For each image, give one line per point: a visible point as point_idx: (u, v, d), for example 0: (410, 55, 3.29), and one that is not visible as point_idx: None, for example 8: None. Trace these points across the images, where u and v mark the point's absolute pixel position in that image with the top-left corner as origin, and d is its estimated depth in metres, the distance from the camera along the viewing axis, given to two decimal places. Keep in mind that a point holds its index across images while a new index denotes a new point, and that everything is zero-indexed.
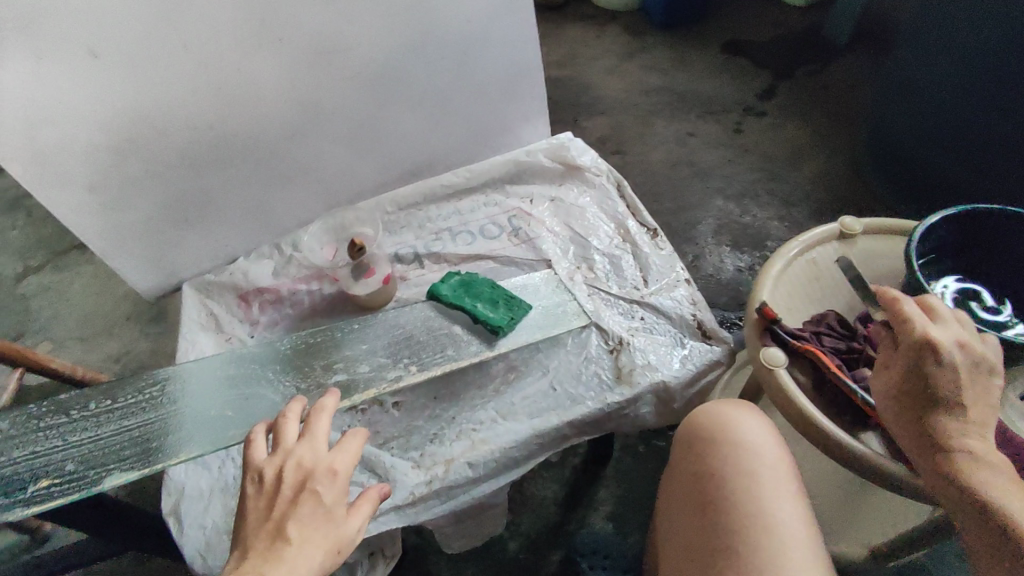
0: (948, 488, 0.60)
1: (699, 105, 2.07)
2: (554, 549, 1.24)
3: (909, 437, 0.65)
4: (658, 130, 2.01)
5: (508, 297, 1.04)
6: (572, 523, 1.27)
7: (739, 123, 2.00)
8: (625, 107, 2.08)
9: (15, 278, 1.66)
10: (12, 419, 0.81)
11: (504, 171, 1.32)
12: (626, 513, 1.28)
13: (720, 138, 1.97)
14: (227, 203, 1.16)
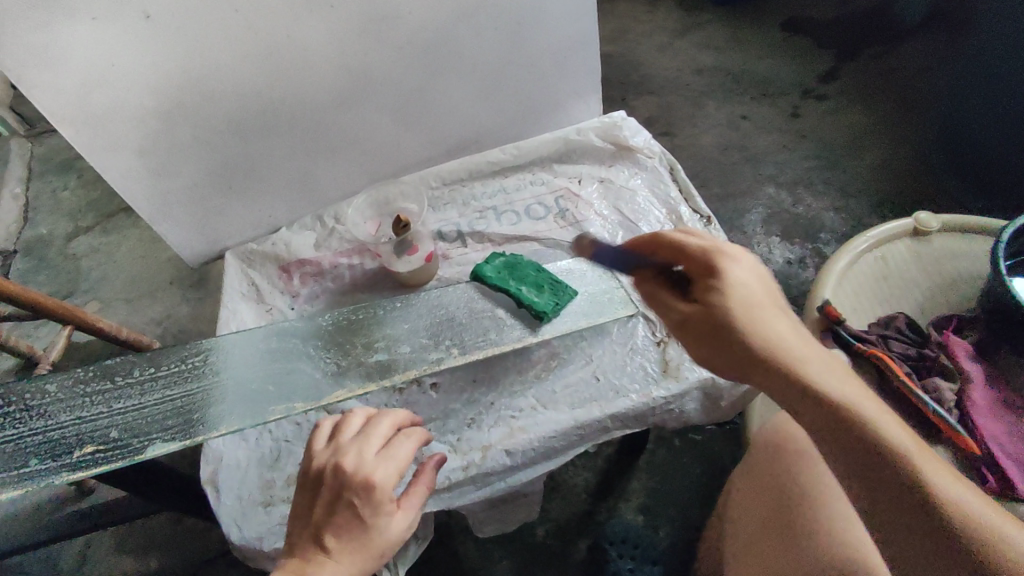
0: (876, 473, 0.54)
1: (755, 87, 1.97)
2: (583, 537, 1.22)
3: (794, 406, 0.60)
4: (709, 112, 1.92)
5: (553, 282, 1.01)
6: (603, 512, 1.25)
7: (797, 107, 1.90)
8: (676, 88, 2.00)
9: (67, 238, 1.69)
10: (61, 382, 0.81)
11: (552, 150, 1.27)
12: (657, 506, 1.25)
13: (776, 123, 1.87)
14: (272, 172, 1.15)
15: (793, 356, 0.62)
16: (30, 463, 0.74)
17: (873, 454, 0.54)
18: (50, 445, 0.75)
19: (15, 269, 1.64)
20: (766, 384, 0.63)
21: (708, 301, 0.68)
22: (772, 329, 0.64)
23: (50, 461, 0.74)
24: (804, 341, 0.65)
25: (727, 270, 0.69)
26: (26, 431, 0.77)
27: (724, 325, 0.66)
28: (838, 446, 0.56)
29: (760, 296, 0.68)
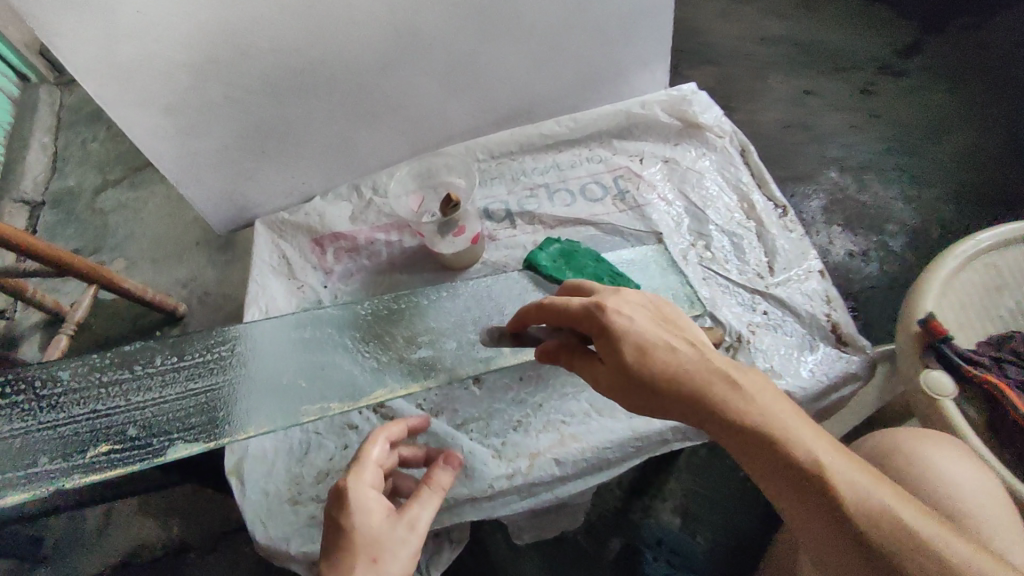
0: (832, 526, 0.56)
1: (825, 59, 1.75)
2: (618, 537, 1.09)
3: (768, 473, 0.60)
4: (772, 86, 1.72)
5: (615, 274, 0.90)
6: (639, 512, 1.11)
7: (870, 84, 1.70)
8: (736, 58, 1.78)
9: (94, 191, 1.63)
10: (75, 370, 0.75)
11: (612, 124, 1.15)
12: (700, 510, 1.11)
13: (846, 101, 1.68)
14: (308, 138, 1.05)
15: (762, 419, 0.60)
16: (41, 461, 0.68)
17: (829, 508, 0.56)
18: (63, 441, 0.69)
19: (42, 221, 1.58)
20: (745, 456, 0.61)
21: (610, 361, 0.65)
22: (725, 391, 0.61)
23: (63, 460, 0.68)
24: (772, 394, 0.62)
25: (608, 324, 0.65)
26: (37, 424, 0.71)
27: (653, 386, 0.63)
28: (806, 508, 0.58)
29: (679, 346, 0.64)
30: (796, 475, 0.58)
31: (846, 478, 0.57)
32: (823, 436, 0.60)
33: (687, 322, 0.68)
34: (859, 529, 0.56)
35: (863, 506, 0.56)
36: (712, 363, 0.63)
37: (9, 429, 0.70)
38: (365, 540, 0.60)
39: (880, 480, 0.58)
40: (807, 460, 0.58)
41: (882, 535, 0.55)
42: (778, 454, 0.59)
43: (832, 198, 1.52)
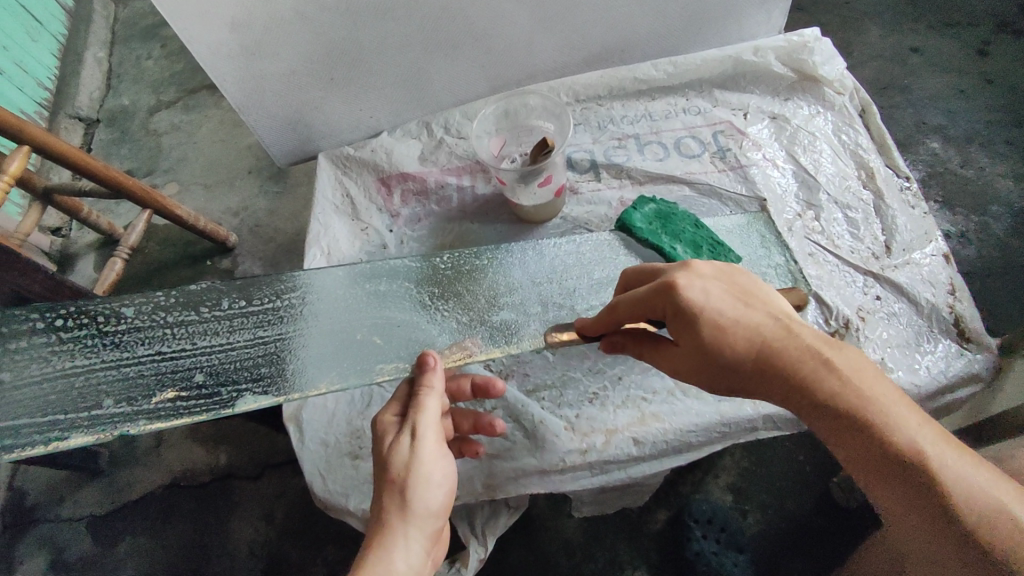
0: (931, 519, 0.47)
1: (933, 11, 1.42)
2: (662, 508, 1.00)
3: (867, 470, 0.50)
4: (870, 39, 1.40)
5: (715, 242, 0.81)
6: (686, 485, 1.02)
7: (988, 42, 1.35)
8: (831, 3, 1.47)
9: (149, 111, 1.57)
10: (139, 308, 0.70)
11: (716, 73, 1.02)
12: (750, 488, 1.01)
13: (954, 60, 1.34)
14: (381, 68, 0.95)
15: (861, 402, 0.50)
16: (104, 404, 0.64)
17: (931, 501, 0.47)
18: (126, 382, 0.66)
19: (97, 138, 1.54)
20: (840, 449, 0.52)
21: (686, 341, 0.57)
22: (818, 371, 0.52)
23: (127, 404, 0.64)
24: (873, 375, 0.52)
25: (683, 295, 0.56)
26: (99, 363, 0.67)
27: (739, 365, 0.55)
28: (908, 505, 0.48)
29: (765, 321, 0.55)
30: (894, 465, 0.48)
31: (955, 470, 0.47)
32: (930, 424, 0.50)
33: (772, 294, 0.59)
34: (968, 528, 0.45)
35: (974, 501, 0.46)
36: (803, 340, 0.54)
37: (70, 366, 0.66)
38: (379, 471, 0.58)
39: (996, 473, 0.48)
40: (910, 450, 0.48)
41: (998, 537, 0.44)
42: (874, 440, 0.49)
43: (928, 172, 1.21)
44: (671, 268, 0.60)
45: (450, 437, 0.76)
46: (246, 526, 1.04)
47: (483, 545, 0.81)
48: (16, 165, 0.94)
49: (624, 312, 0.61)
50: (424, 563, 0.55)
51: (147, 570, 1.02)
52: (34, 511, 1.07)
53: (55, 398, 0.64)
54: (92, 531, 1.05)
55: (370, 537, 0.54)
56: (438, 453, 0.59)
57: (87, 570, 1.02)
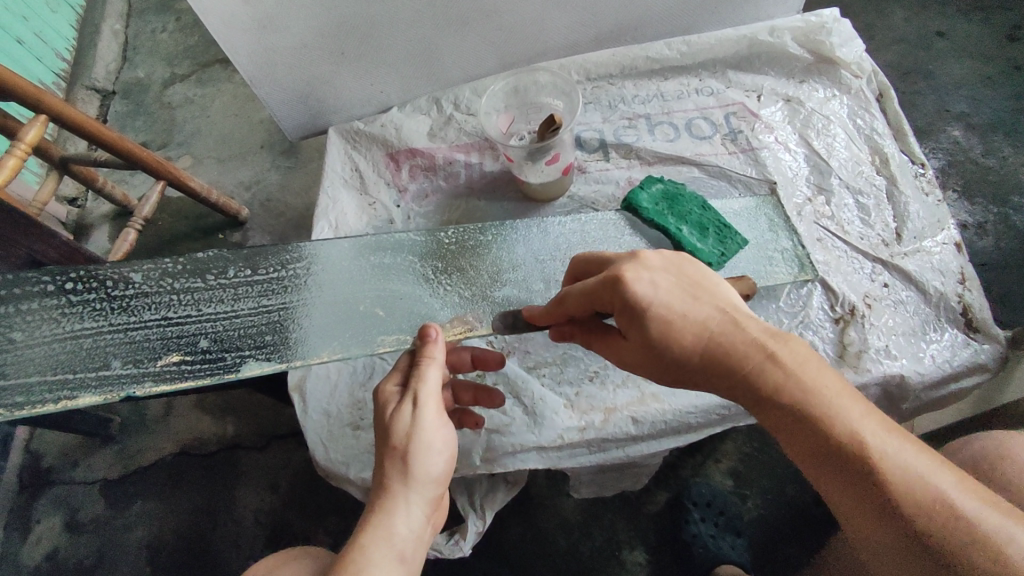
0: (870, 511, 0.47)
1: None
2: (661, 489, 1.01)
3: (814, 462, 0.50)
4: (894, 22, 1.36)
5: (721, 225, 0.81)
6: (687, 468, 1.02)
7: (1017, 27, 1.32)
8: None
9: (163, 84, 1.58)
10: (147, 274, 0.72)
11: (731, 53, 1.00)
12: (750, 472, 1.01)
13: (981, 45, 1.31)
14: (392, 42, 0.95)
15: (805, 396, 0.50)
16: (112, 364, 0.66)
17: (871, 494, 0.47)
18: (134, 346, 0.67)
19: (112, 110, 1.55)
20: (787, 442, 0.52)
21: (634, 334, 0.57)
22: (762, 366, 0.52)
23: (134, 365, 0.66)
24: (818, 368, 0.52)
25: (628, 289, 0.55)
26: (108, 326, 0.68)
27: (686, 361, 0.55)
28: (853, 499, 0.48)
29: (713, 315, 0.55)
30: (837, 459, 0.48)
31: (896, 461, 0.47)
32: (873, 414, 0.50)
33: (719, 283, 0.59)
34: (907, 519, 0.45)
35: (913, 493, 0.46)
36: (748, 333, 0.54)
37: (80, 327, 0.68)
38: (381, 438, 0.59)
39: (936, 460, 0.48)
40: (852, 443, 0.48)
41: (935, 527, 0.45)
42: (817, 434, 0.49)
43: (947, 161, 1.19)
44: (620, 259, 0.60)
45: (450, 408, 0.77)
46: (252, 494, 1.06)
47: (481, 519, 0.82)
48: (33, 133, 0.96)
49: (573, 304, 0.61)
50: (423, 526, 0.57)
51: (156, 533, 1.05)
52: (49, 473, 1.11)
53: (66, 358, 0.66)
54: (103, 494, 1.08)
55: (372, 501, 0.56)
56: (439, 423, 0.59)
57: (99, 531, 1.05)
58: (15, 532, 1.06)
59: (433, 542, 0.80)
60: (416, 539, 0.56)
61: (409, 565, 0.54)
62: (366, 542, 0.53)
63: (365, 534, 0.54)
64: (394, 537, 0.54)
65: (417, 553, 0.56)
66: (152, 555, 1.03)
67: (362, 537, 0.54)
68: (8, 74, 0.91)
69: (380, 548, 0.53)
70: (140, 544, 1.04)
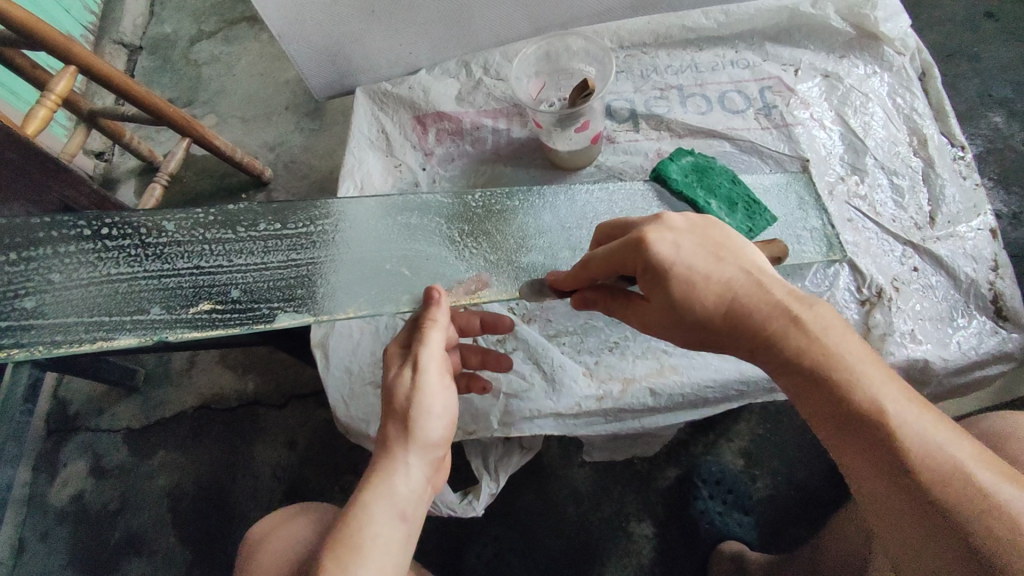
0: (884, 478, 0.47)
1: None
2: (672, 465, 1.02)
3: (831, 427, 0.50)
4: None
5: (751, 200, 0.79)
6: (698, 445, 1.03)
7: None
8: None
9: (190, 41, 1.58)
10: (179, 223, 0.72)
11: (770, 25, 0.97)
12: (762, 453, 1.02)
13: None
14: (423, 2, 0.93)
15: (825, 359, 0.51)
16: (147, 311, 0.67)
17: (886, 457, 0.47)
18: (166, 293, 0.68)
19: (140, 66, 1.55)
20: (804, 407, 0.52)
21: (656, 295, 0.57)
22: (785, 329, 0.53)
23: (166, 312, 0.67)
24: (841, 333, 0.52)
25: (651, 247, 0.56)
26: (142, 272, 0.69)
27: (709, 321, 0.56)
28: (866, 467, 0.48)
29: (737, 275, 0.56)
30: (854, 420, 0.48)
31: (915, 429, 0.47)
32: (896, 381, 0.50)
33: (746, 246, 0.59)
34: (923, 486, 0.45)
35: (930, 457, 0.46)
36: (772, 296, 0.54)
37: (114, 272, 0.68)
38: (385, 400, 0.60)
39: (955, 430, 0.48)
40: (869, 407, 0.48)
41: (952, 496, 0.45)
42: (834, 398, 0.49)
43: (987, 148, 1.16)
44: (643, 221, 0.60)
45: (459, 373, 0.78)
46: (270, 449, 1.09)
47: (494, 481, 0.84)
48: (63, 85, 0.97)
49: (596, 266, 0.61)
50: (425, 486, 0.58)
51: (177, 482, 1.08)
52: (75, 419, 1.15)
53: (101, 301, 0.67)
54: (127, 443, 1.12)
55: (375, 460, 0.58)
56: (441, 383, 0.61)
57: (123, 477, 1.09)
58: (44, 473, 1.11)
59: (447, 501, 0.82)
60: (417, 499, 0.57)
61: (410, 523, 0.56)
62: (369, 498, 0.55)
63: (367, 491, 0.55)
64: (394, 495, 0.55)
65: (418, 511, 0.57)
66: (173, 502, 1.07)
67: (363, 495, 0.55)
68: (41, 23, 0.90)
69: (383, 504, 0.55)
70: (162, 492, 1.08)
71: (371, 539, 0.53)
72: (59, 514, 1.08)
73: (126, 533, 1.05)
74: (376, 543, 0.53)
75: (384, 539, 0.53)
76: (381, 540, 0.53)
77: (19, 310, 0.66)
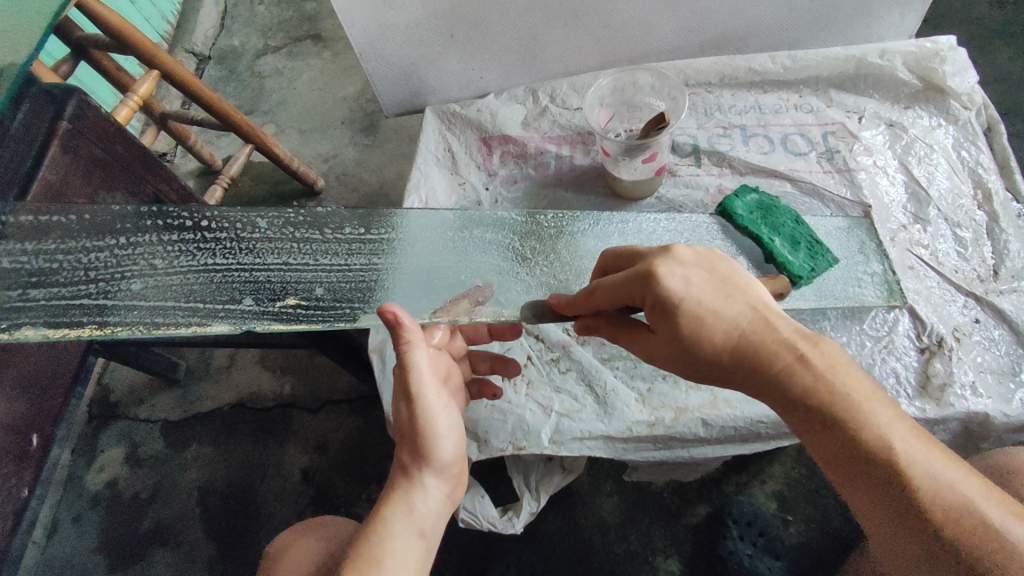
0: (891, 508, 0.50)
1: None
2: (703, 502, 1.01)
3: (839, 461, 0.52)
4: (1001, 59, 1.32)
5: (814, 240, 0.80)
6: (730, 484, 1.02)
7: None
8: (963, 19, 1.38)
9: (257, 54, 1.66)
10: (272, 221, 0.75)
11: (837, 72, 1.00)
12: (796, 499, 1.00)
13: None
14: (501, 30, 0.97)
15: (831, 398, 0.53)
16: (239, 302, 0.70)
17: (894, 490, 0.50)
18: (256, 286, 0.71)
19: (207, 74, 1.64)
20: (811, 442, 0.54)
21: (663, 330, 0.57)
22: (791, 366, 0.54)
23: (257, 304, 0.70)
24: (845, 369, 0.54)
25: (662, 283, 0.55)
26: (236, 265, 0.72)
27: (715, 356, 0.56)
28: (876, 499, 0.51)
29: (744, 313, 0.56)
30: (863, 454, 0.51)
31: (919, 461, 0.50)
32: (899, 416, 0.52)
33: (750, 278, 0.59)
34: (929, 517, 0.49)
35: (931, 489, 0.49)
36: (779, 334, 0.55)
37: (212, 262, 0.72)
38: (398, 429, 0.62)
39: (955, 461, 0.51)
40: (875, 443, 0.51)
41: (956, 527, 0.48)
42: (842, 436, 0.52)
43: None
44: (652, 252, 0.60)
45: (470, 378, 0.79)
46: (304, 451, 1.12)
47: (535, 499, 0.85)
48: (145, 87, 1.02)
49: (602, 296, 0.61)
50: (442, 505, 0.61)
51: (208, 477, 1.11)
52: (116, 407, 1.19)
53: (198, 288, 0.70)
54: (163, 435, 1.15)
55: (391, 482, 0.61)
56: (441, 400, 0.62)
57: (156, 468, 1.12)
58: (81, 457, 1.14)
59: (488, 517, 0.83)
60: (435, 515, 0.60)
61: (427, 540, 0.60)
62: (388, 514, 0.58)
63: (385, 509, 0.59)
64: (413, 512, 0.59)
65: (435, 528, 0.61)
66: (202, 497, 1.09)
67: (382, 512, 0.59)
68: (129, 27, 0.97)
69: (401, 522, 0.58)
70: (192, 485, 1.10)
71: (391, 555, 0.57)
72: (92, 498, 1.11)
73: (154, 524, 1.07)
74: (396, 558, 0.57)
75: (403, 554, 0.57)
76: (400, 555, 0.57)
77: (125, 291, 0.68)
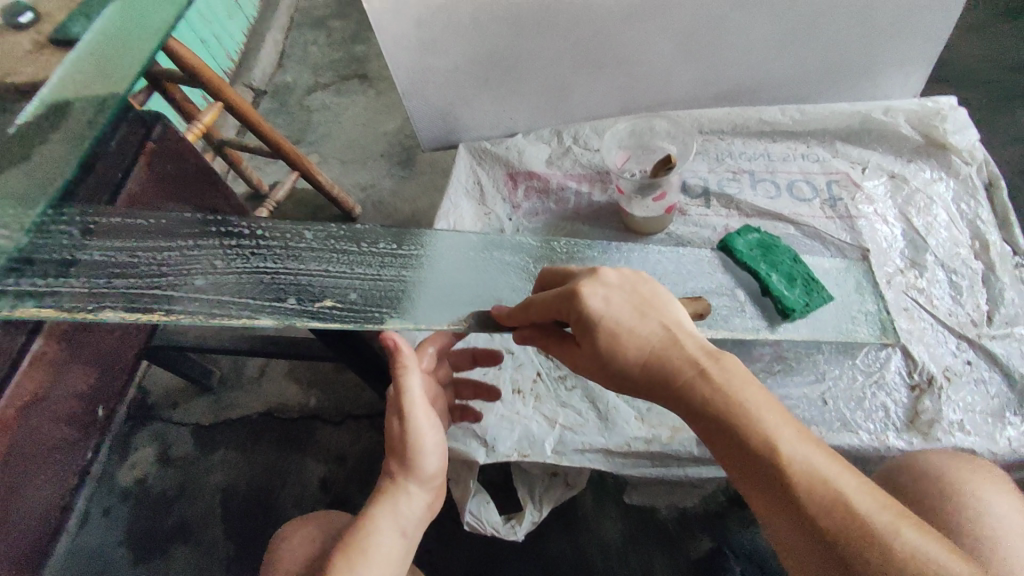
0: (783, 513, 0.53)
1: None
2: (700, 530, 1.04)
3: (738, 466, 0.56)
4: (1011, 120, 1.37)
5: (810, 278, 0.86)
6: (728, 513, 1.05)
7: None
8: (976, 80, 1.44)
9: (307, 90, 1.81)
10: (317, 233, 0.85)
11: (843, 126, 1.06)
12: None
13: None
14: (531, 77, 1.07)
15: (728, 410, 0.57)
16: (284, 300, 0.76)
17: (785, 495, 0.53)
18: (298, 288, 0.78)
19: (261, 107, 1.79)
20: (714, 449, 0.58)
21: (585, 343, 0.62)
22: (694, 379, 0.58)
23: (298, 304, 0.76)
24: (745, 383, 0.58)
25: (583, 302, 0.61)
26: (282, 270, 0.80)
27: (628, 369, 0.61)
28: (770, 502, 0.54)
29: (656, 331, 0.61)
30: (760, 467, 0.55)
31: (808, 467, 0.54)
32: (793, 425, 0.57)
33: (671, 300, 0.64)
34: (815, 521, 0.52)
35: (818, 493, 0.53)
36: (685, 350, 0.60)
37: (262, 266, 0.79)
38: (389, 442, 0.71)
39: (846, 468, 0.55)
40: (767, 451, 0.55)
41: (841, 531, 0.51)
42: (738, 444, 0.56)
43: None
44: (582, 274, 0.66)
45: (453, 404, 0.87)
46: (322, 458, 1.19)
47: (538, 510, 0.90)
48: (208, 117, 1.16)
49: (536, 311, 0.66)
50: (422, 510, 0.70)
51: (231, 480, 1.18)
52: (154, 408, 1.28)
53: (248, 286, 0.76)
54: (193, 437, 1.24)
55: (381, 486, 0.70)
56: (429, 419, 0.70)
57: (184, 468, 1.21)
58: (116, 454, 1.23)
59: (492, 521, 0.88)
60: (416, 520, 0.70)
61: (408, 538, 0.68)
62: (375, 514, 0.67)
63: (374, 508, 0.68)
64: (398, 514, 0.68)
65: (416, 529, 0.69)
66: (225, 499, 1.16)
67: (371, 511, 0.68)
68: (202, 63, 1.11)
69: (386, 521, 0.67)
70: (216, 487, 1.18)
71: (375, 548, 0.65)
72: (123, 493, 1.19)
73: (178, 521, 1.15)
74: (379, 552, 0.65)
75: (386, 549, 0.66)
76: (383, 550, 0.65)
77: (186, 284, 0.74)
